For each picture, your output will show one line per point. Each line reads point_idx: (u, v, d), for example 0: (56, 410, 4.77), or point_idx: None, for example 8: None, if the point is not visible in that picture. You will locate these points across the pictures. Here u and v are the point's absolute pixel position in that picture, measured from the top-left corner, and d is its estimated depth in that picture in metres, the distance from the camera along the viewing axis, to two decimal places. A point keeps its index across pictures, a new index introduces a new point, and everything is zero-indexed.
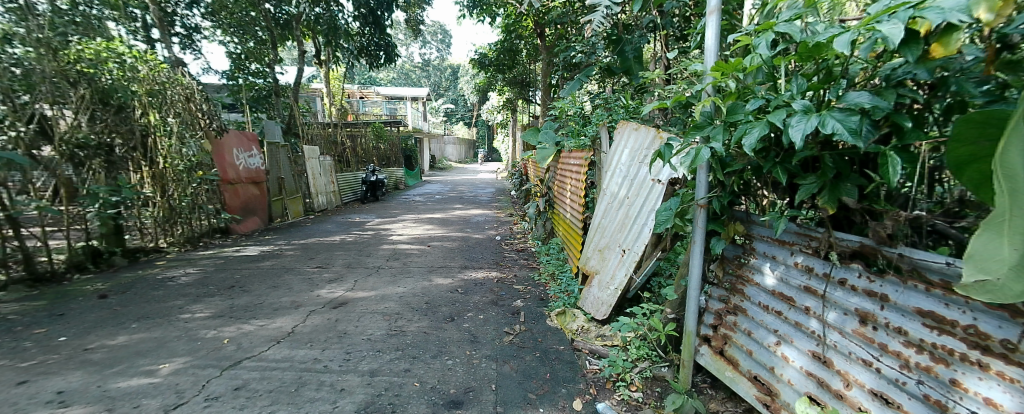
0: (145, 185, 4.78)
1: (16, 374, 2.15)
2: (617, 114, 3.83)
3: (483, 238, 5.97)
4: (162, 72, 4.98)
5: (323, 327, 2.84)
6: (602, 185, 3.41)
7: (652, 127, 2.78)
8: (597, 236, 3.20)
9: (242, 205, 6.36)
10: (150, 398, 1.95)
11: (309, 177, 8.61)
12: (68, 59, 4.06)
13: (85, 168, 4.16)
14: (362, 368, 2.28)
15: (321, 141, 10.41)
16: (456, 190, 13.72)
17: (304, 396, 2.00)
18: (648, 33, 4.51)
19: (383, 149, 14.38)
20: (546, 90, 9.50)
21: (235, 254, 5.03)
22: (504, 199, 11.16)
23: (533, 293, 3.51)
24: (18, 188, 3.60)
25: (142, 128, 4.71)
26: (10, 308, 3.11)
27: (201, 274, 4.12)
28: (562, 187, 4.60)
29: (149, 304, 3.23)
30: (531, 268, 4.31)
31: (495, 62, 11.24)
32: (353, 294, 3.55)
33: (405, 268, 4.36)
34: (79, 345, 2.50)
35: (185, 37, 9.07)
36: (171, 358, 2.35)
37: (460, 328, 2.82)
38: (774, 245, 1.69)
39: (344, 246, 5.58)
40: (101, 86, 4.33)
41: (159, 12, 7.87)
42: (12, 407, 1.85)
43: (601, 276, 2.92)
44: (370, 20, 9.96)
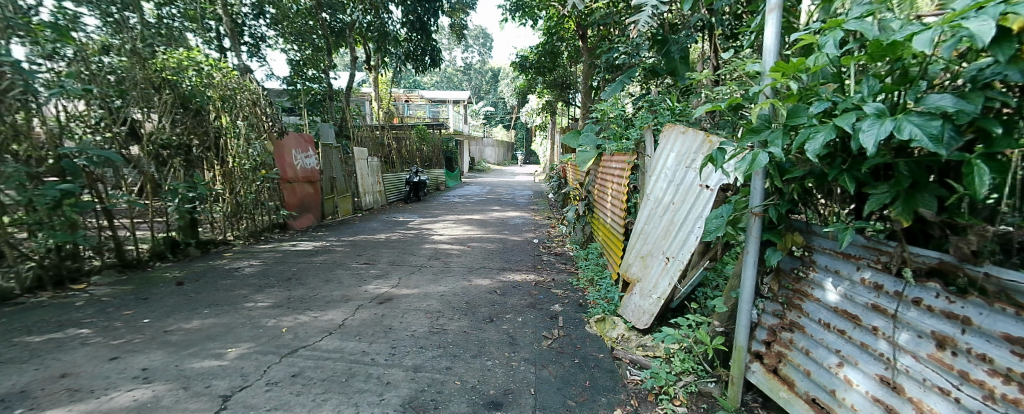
0: (217, 182, 5.21)
1: (108, 350, 2.40)
2: (663, 116, 3.72)
3: (522, 240, 5.99)
4: (233, 78, 5.42)
5: (370, 321, 2.96)
6: (645, 190, 3.32)
7: (701, 130, 2.68)
8: (639, 242, 3.12)
9: (298, 203, 6.75)
10: (219, 379, 2.11)
11: (357, 177, 9.01)
12: (156, 67, 4.48)
13: (167, 166, 4.57)
14: (407, 363, 2.35)
15: (370, 143, 10.88)
16: (495, 192, 13.87)
17: (353, 387, 2.09)
18: (694, 32, 4.44)
19: (426, 151, 14.78)
20: (587, 93, 9.41)
21: (292, 248, 5.36)
22: (543, 201, 11.14)
23: (572, 298, 3.46)
24: (112, 183, 3.94)
25: (216, 130, 5.15)
26: (103, 291, 3.48)
27: (262, 266, 4.43)
28: (603, 191, 4.52)
29: (218, 292, 3.51)
30: (570, 273, 4.26)
31: (537, 64, 11.25)
32: (396, 290, 3.67)
33: (447, 268, 4.46)
34: (159, 327, 2.76)
35: (251, 46, 9.78)
36: (237, 343, 2.54)
37: (499, 329, 2.84)
38: (837, 259, 1.57)
39: (388, 243, 5.78)
40: (182, 92, 4.74)
41: (231, 23, 8.54)
42: (106, 379, 2.07)
43: (643, 284, 2.83)
44: (417, 26, 10.29)
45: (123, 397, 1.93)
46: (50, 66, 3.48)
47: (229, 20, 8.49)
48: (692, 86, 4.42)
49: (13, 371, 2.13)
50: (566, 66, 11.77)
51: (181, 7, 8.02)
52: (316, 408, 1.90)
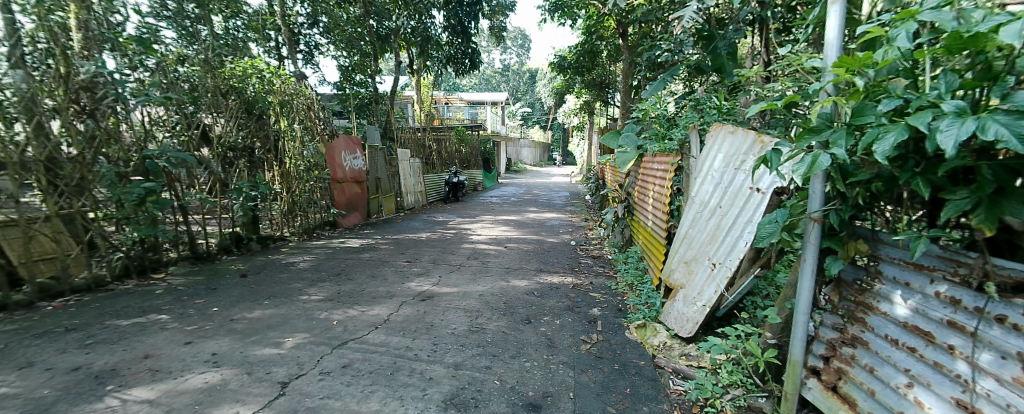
0: (276, 181, 5.60)
1: (184, 335, 2.63)
2: (709, 115, 3.56)
3: (559, 242, 5.95)
4: (291, 84, 5.76)
5: (413, 317, 3.05)
6: (690, 193, 3.19)
7: (751, 130, 2.56)
8: (682, 247, 3.01)
9: (347, 202, 7.07)
10: (278, 366, 2.26)
11: (400, 178, 9.30)
12: (224, 76, 4.85)
13: (232, 167, 4.94)
14: (448, 360, 2.40)
15: (412, 144, 11.20)
16: (532, 192, 13.88)
17: (398, 380, 2.16)
18: (743, 27, 4.28)
19: (464, 152, 15.04)
20: (627, 92, 9.20)
21: (340, 245, 5.62)
22: (579, 203, 11.02)
23: (611, 303, 3.40)
24: (187, 183, 4.32)
25: (275, 133, 5.59)
26: (179, 280, 3.82)
27: (315, 261, 4.69)
28: (644, 193, 4.41)
29: (276, 285, 3.74)
30: (608, 276, 4.17)
31: (574, 65, 10.92)
32: (437, 288, 3.76)
33: (485, 267, 4.52)
34: (226, 315, 2.98)
35: (306, 53, 10.37)
36: (294, 333, 2.70)
37: (537, 331, 2.84)
38: (908, 270, 1.45)
39: (428, 242, 5.92)
40: (247, 98, 5.17)
41: (288, 33, 9.09)
42: (182, 362, 2.27)
43: (687, 291, 2.73)
44: (458, 30, 10.49)
45: (196, 378, 2.10)
46: (136, 76, 3.81)
47: (287, 30, 9.05)
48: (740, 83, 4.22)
49: (105, 351, 2.38)
50: (605, 66, 11.58)
51: (245, 19, 8.63)
52: (364, 399, 1.99)
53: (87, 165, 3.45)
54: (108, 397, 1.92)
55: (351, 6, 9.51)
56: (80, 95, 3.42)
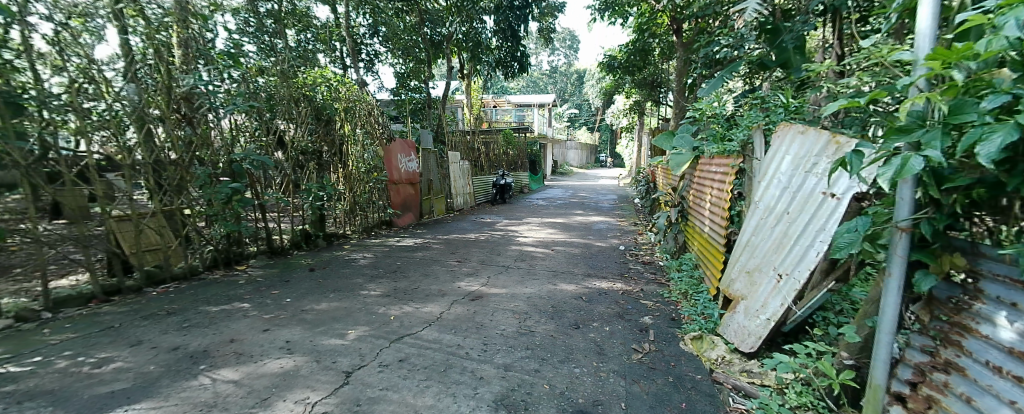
0: (341, 183, 5.96)
1: (263, 322, 2.88)
2: (774, 114, 3.32)
3: (607, 246, 5.83)
4: (354, 92, 6.17)
5: (464, 316, 3.12)
6: (752, 197, 3.00)
7: (824, 130, 2.38)
8: (743, 255, 2.83)
9: (401, 203, 7.37)
10: (342, 356, 2.41)
11: (450, 180, 9.56)
12: (298, 85, 5.27)
13: (303, 169, 5.33)
14: (498, 360, 2.44)
15: (462, 147, 11.50)
16: (579, 195, 13.73)
17: (451, 377, 2.22)
18: (813, 17, 3.96)
19: (511, 154, 15.19)
20: (681, 91, 8.81)
21: (395, 243, 5.89)
22: (628, 206, 10.72)
23: (663, 312, 3.26)
24: (265, 183, 4.73)
25: (340, 137, 5.89)
26: (257, 272, 4.19)
27: (373, 258, 4.94)
28: (700, 197, 4.22)
29: (339, 280, 3.99)
30: (660, 284, 4.01)
31: (626, 64, 10.42)
32: (486, 289, 3.82)
33: (533, 270, 4.54)
34: (297, 306, 3.22)
35: (367, 62, 11.00)
36: (356, 326, 2.86)
37: (586, 337, 2.79)
38: (1017, 289, 1.28)
39: (477, 243, 6.03)
40: (317, 105, 5.59)
41: (351, 43, 9.69)
42: (261, 347, 2.48)
43: (749, 302, 2.57)
44: (508, 34, 10.64)
45: (273, 363, 2.29)
46: (224, 86, 4.18)
47: (351, 41, 9.65)
48: (809, 79, 3.90)
49: (198, 334, 2.65)
50: (657, 65, 11.23)
51: (313, 32, 9.29)
52: (419, 393, 2.06)
53: (186, 168, 3.87)
54: (201, 376, 2.14)
55: (407, 16, 9.93)
56: (180, 105, 3.83)
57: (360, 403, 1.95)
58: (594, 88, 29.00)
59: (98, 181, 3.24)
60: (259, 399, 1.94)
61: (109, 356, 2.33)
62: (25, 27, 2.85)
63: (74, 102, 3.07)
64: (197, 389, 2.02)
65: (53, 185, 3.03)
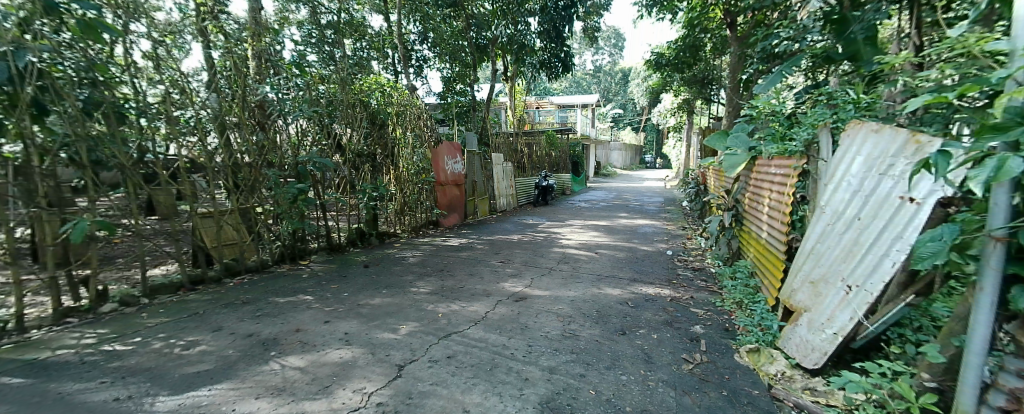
0: (392, 184, 6.23)
1: (324, 314, 3.07)
2: (843, 111, 3.06)
3: (653, 250, 5.67)
4: (405, 97, 6.43)
5: (508, 317, 3.16)
6: (817, 201, 2.80)
7: (902, 128, 2.20)
8: (806, 263, 2.63)
9: (447, 203, 7.55)
10: (395, 350, 2.51)
11: (493, 181, 9.67)
12: (356, 91, 5.56)
13: (359, 171, 5.62)
14: (542, 363, 2.44)
15: (506, 149, 11.61)
16: (624, 197, 13.43)
17: (497, 377, 2.26)
18: (886, 5, 3.64)
19: (554, 156, 15.14)
20: (735, 88, 8.36)
21: (442, 243, 6.05)
22: (675, 209, 10.36)
23: (715, 321, 3.11)
24: (326, 184, 5.04)
25: (393, 141, 6.16)
26: (318, 267, 4.48)
27: (422, 257, 5.12)
28: (757, 201, 4.01)
29: (391, 276, 4.17)
30: (712, 292, 3.83)
31: (673, 61, 10.14)
32: (530, 290, 3.83)
33: (577, 273, 4.50)
34: (353, 300, 3.40)
35: (417, 68, 11.40)
36: (407, 322, 2.98)
37: (632, 343, 2.72)
38: None
39: (520, 245, 6.07)
40: (372, 110, 5.88)
41: (402, 50, 10.09)
42: (323, 338, 2.65)
43: (813, 315, 2.40)
44: (553, 35, 10.65)
45: (334, 353, 2.44)
46: (291, 94, 4.51)
47: (401, 48, 10.01)
48: (882, 72, 3.56)
49: (267, 323, 2.87)
50: (709, 60, 10.74)
51: (367, 41, 9.72)
52: (467, 390, 2.11)
53: (258, 169, 4.20)
54: (272, 361, 2.32)
55: (454, 21, 10.16)
56: (254, 111, 4.18)
57: (411, 397, 2.02)
58: (640, 87, 28.23)
59: (186, 180, 3.62)
60: (321, 387, 2.08)
61: (195, 340, 2.59)
62: (128, 46, 3.20)
63: (166, 111, 3.44)
64: (267, 373, 2.19)
65: (150, 185, 3.37)
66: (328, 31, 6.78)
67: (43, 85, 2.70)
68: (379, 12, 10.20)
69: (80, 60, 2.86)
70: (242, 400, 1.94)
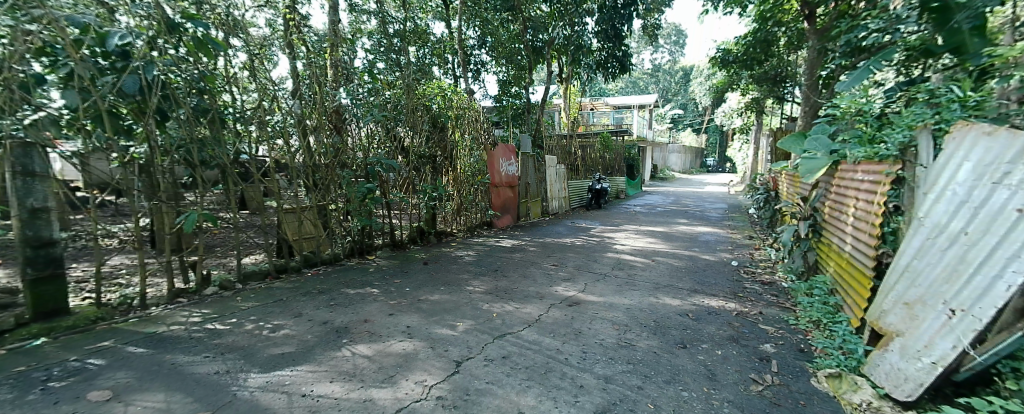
0: (449, 185, 6.46)
1: (388, 308, 3.25)
2: (947, 111, 2.71)
3: (716, 260, 5.36)
4: (464, 100, 6.65)
5: (562, 321, 3.15)
6: (913, 211, 2.51)
7: (1022, 132, 1.93)
8: (899, 282, 2.35)
9: (501, 205, 7.66)
10: (453, 347, 2.60)
11: (546, 183, 9.66)
12: (420, 96, 5.84)
13: (420, 173, 5.88)
14: (597, 371, 2.38)
15: (559, 151, 11.53)
16: (682, 203, 12.85)
17: (551, 381, 2.24)
18: None
19: (608, 158, 14.82)
20: (812, 85, 7.65)
21: (496, 244, 6.16)
22: (740, 216, 9.72)
23: (788, 341, 2.88)
24: (393, 184, 5.32)
25: (452, 143, 6.38)
26: (382, 262, 4.74)
27: (476, 256, 5.24)
28: (838, 210, 3.66)
29: (448, 274, 4.31)
30: (784, 308, 3.55)
31: (741, 58, 9.54)
32: (583, 295, 3.79)
33: (632, 280, 4.37)
34: (414, 295, 3.57)
35: (475, 72, 11.71)
36: (463, 319, 3.07)
37: (694, 358, 2.58)
38: None
39: (573, 248, 6.01)
40: (433, 113, 6.12)
41: (461, 55, 10.40)
42: (387, 330, 2.81)
43: (906, 340, 2.15)
44: (611, 34, 10.45)
45: (397, 345, 2.58)
46: (362, 99, 4.83)
47: (461, 53, 10.32)
48: (994, 67, 3.11)
49: (340, 312, 3.10)
50: (782, 55, 9.94)
51: (430, 47, 10.08)
52: (521, 391, 2.12)
53: (334, 171, 4.54)
54: (344, 348, 2.50)
55: (512, 24, 10.25)
56: (331, 116, 4.51)
57: (468, 393, 2.08)
58: (702, 86, 26.76)
59: (273, 179, 4.01)
60: (386, 376, 2.20)
61: (280, 324, 2.85)
62: (228, 59, 3.58)
63: (257, 116, 3.80)
64: (340, 359, 2.36)
65: (242, 183, 3.75)
66: (394, 39, 7.14)
67: (165, 94, 3.08)
68: (441, 20, 10.64)
69: (194, 72, 3.25)
70: (319, 383, 2.10)
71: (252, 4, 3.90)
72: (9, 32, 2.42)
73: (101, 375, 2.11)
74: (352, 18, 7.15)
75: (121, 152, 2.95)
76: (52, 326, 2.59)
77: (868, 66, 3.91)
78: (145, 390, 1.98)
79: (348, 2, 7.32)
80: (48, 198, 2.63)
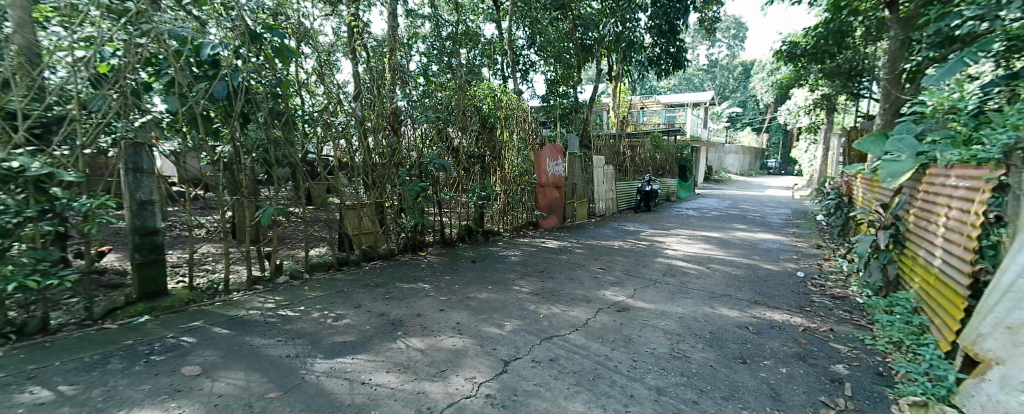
0: (497, 184, 6.55)
1: (439, 303, 3.35)
2: None
3: (779, 270, 5.02)
4: (513, 100, 6.70)
5: (610, 326, 3.10)
6: (1021, 223, 2.21)
7: None
8: (1002, 302, 2.08)
9: (547, 205, 7.66)
10: (501, 346, 2.64)
11: (594, 184, 9.51)
12: (471, 96, 5.95)
13: (470, 173, 6.00)
14: (649, 381, 2.31)
15: (608, 151, 11.22)
16: (739, 207, 12.14)
17: (601, 388, 2.21)
18: None
19: (660, 159, 14.31)
20: (896, 80, 6.93)
21: (542, 244, 6.14)
22: (806, 223, 9.01)
23: (864, 362, 2.65)
24: (444, 183, 5.48)
25: (501, 143, 6.46)
26: (432, 259, 4.90)
27: (523, 257, 5.27)
28: (925, 219, 3.31)
29: (495, 273, 4.37)
30: (858, 326, 3.27)
31: (810, 51, 8.84)
32: (632, 301, 3.70)
33: (685, 288, 4.20)
34: (463, 292, 3.66)
35: (523, 72, 11.75)
36: (511, 319, 3.10)
37: (755, 375, 2.44)
38: None
39: (621, 252, 5.88)
40: (484, 113, 6.22)
41: (511, 56, 10.48)
42: (439, 325, 2.90)
43: (1009, 369, 1.90)
44: (664, 29, 10.08)
45: (447, 340, 2.66)
46: (417, 101, 5.01)
47: (511, 53, 10.38)
48: None
49: (394, 305, 3.24)
50: (858, 46, 9.07)
51: (480, 49, 10.21)
52: (570, 396, 2.11)
53: (391, 169, 4.75)
54: (399, 340, 2.62)
55: (561, 23, 10.16)
56: (389, 118, 4.72)
57: (516, 394, 2.09)
58: (764, 83, 25.07)
59: (337, 177, 4.27)
60: (437, 370, 2.27)
61: (342, 313, 3.03)
62: (299, 65, 3.84)
63: (323, 118, 4.05)
64: (394, 351, 2.47)
65: (309, 180, 4.02)
66: (446, 42, 7.32)
67: (247, 99, 3.37)
68: (491, 21, 10.80)
69: (272, 78, 3.52)
70: (377, 372, 2.21)
71: (320, 13, 4.13)
72: (124, 46, 2.76)
73: (192, 351, 2.35)
74: (407, 23, 7.44)
75: (209, 151, 3.24)
76: (153, 306, 2.92)
77: (961, 57, 3.65)
78: (228, 368, 2.18)
79: (404, 8, 7.63)
80: (152, 192, 2.96)
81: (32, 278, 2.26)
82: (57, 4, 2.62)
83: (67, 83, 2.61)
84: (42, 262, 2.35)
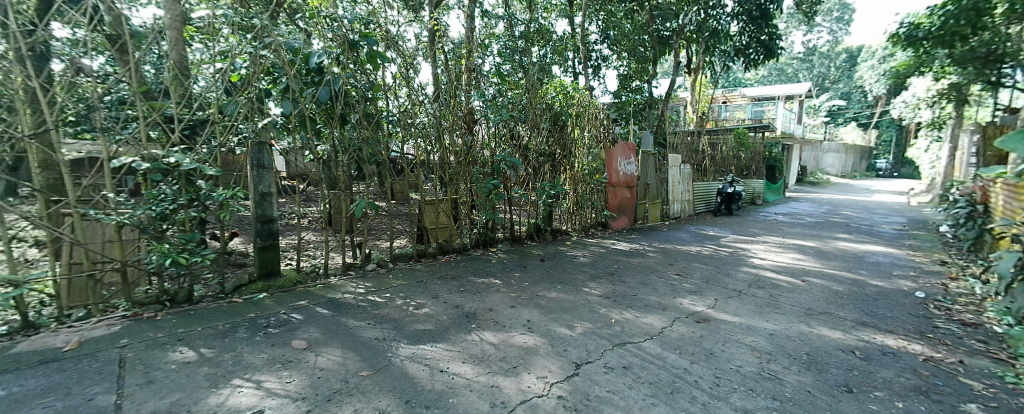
0: (567, 183, 6.50)
1: (511, 300, 3.43)
2: None
3: (890, 288, 4.41)
4: (585, 97, 6.57)
5: (689, 337, 2.95)
6: None
7: None
8: None
9: (618, 206, 7.44)
10: (573, 348, 2.63)
11: (668, 185, 9.06)
12: (542, 93, 5.95)
13: (540, 172, 6.02)
14: (734, 401, 2.17)
15: (686, 149, 10.51)
16: (840, 213, 10.82)
17: (679, 403, 2.11)
18: None
19: (744, 158, 13.19)
20: None
21: (612, 246, 5.99)
22: (926, 235, 7.79)
23: (1005, 404, 2.24)
24: (515, 181, 5.56)
25: (571, 140, 6.37)
26: (503, 255, 5.01)
27: (592, 258, 5.19)
28: None
29: (565, 273, 4.37)
30: (997, 359, 2.77)
31: (936, 34, 7.60)
32: (713, 312, 3.48)
33: (774, 301, 3.87)
34: (534, 290, 3.71)
35: (595, 67, 11.46)
36: (582, 321, 3.08)
37: (862, 407, 2.18)
38: None
39: (698, 258, 5.55)
40: (556, 110, 6.13)
41: (584, 51, 10.30)
42: (512, 322, 2.97)
43: None
44: (755, 16, 9.34)
45: (520, 337, 2.72)
46: (490, 100, 5.12)
47: (583, 49, 10.18)
48: None
49: (469, 299, 3.38)
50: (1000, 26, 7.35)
51: (552, 45, 10.15)
52: (645, 408, 2.04)
53: (465, 167, 4.93)
54: (474, 333, 2.73)
55: (638, 15, 9.78)
56: (464, 117, 4.91)
57: (589, 398, 2.08)
58: (874, 71, 22.01)
59: (417, 174, 4.53)
60: (510, 366, 2.34)
61: (422, 303, 3.23)
62: (387, 69, 4.11)
63: (406, 119, 4.29)
64: (470, 343, 2.58)
65: (393, 176, 4.31)
66: (519, 41, 7.40)
67: (345, 102, 3.70)
68: (564, 16, 10.69)
69: (365, 82, 3.81)
70: (454, 362, 2.33)
71: (404, 19, 4.37)
72: (251, 58, 3.18)
73: (299, 327, 2.65)
74: (483, 23, 7.65)
75: (312, 150, 3.63)
76: (270, 284, 3.35)
77: None
78: (329, 345, 2.43)
79: (480, 9, 7.84)
80: (270, 185, 3.38)
81: (182, 255, 2.71)
82: (203, 24, 3.09)
83: (208, 91, 3.08)
84: (189, 243, 2.81)
